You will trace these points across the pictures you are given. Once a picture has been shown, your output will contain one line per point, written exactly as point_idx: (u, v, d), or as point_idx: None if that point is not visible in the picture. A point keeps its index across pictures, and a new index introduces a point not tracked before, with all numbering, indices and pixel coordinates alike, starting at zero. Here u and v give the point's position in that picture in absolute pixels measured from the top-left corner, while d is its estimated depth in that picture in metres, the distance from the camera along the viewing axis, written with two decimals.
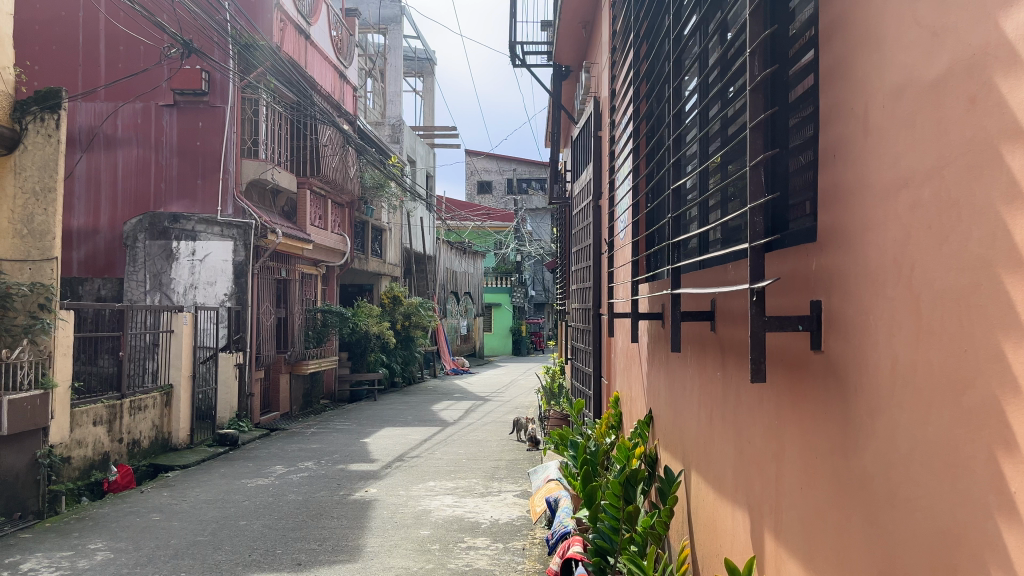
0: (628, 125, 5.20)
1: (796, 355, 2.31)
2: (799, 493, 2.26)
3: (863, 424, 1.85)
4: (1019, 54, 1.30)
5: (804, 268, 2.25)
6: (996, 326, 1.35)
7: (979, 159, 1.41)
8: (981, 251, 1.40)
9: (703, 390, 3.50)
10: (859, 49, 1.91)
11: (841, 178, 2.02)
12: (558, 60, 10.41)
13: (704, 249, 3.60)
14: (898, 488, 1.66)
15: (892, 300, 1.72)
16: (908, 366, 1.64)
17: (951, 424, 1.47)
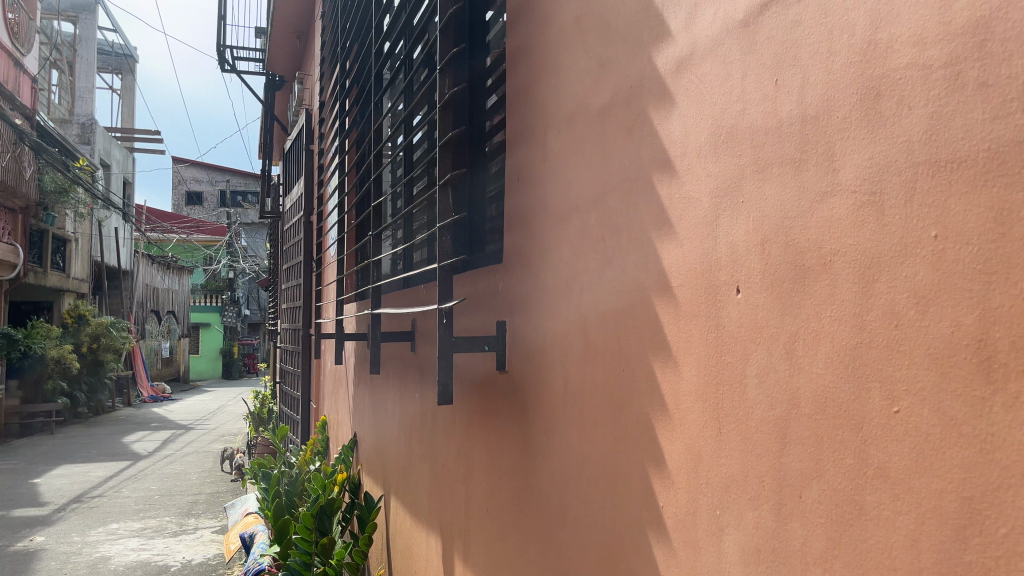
0: (336, 140, 5.06)
1: (483, 376, 2.30)
2: (484, 513, 2.25)
3: (539, 444, 1.87)
4: (666, 86, 1.37)
5: (492, 290, 2.26)
6: (648, 347, 1.40)
7: (635, 185, 1.47)
8: (637, 275, 1.45)
9: (402, 411, 3.44)
10: (540, 77, 1.96)
11: (525, 200, 2.05)
12: (273, 68, 9.96)
13: (407, 267, 3.53)
14: (569, 507, 1.68)
15: (566, 321, 1.76)
16: (577, 389, 1.68)
17: (614, 444, 1.51)
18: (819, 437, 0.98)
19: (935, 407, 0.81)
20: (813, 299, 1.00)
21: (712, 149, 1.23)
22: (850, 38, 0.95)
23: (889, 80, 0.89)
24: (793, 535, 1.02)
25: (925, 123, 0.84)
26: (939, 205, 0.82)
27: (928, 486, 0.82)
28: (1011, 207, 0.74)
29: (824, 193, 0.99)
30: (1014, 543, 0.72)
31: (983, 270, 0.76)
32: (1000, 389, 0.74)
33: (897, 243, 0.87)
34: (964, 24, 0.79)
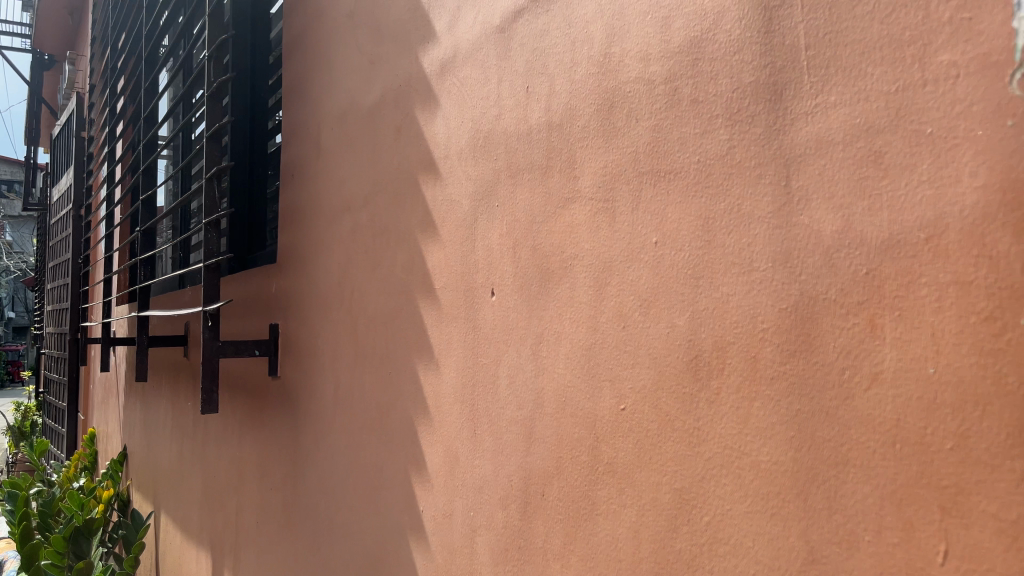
0: (106, 126, 4.64)
1: (256, 382, 2.19)
2: (255, 526, 2.13)
3: (309, 451, 1.80)
4: (431, 87, 1.36)
5: (265, 291, 2.15)
6: (412, 348, 1.39)
7: (401, 186, 1.45)
8: (403, 277, 1.43)
9: (174, 421, 3.20)
10: (314, 70, 1.89)
11: (298, 197, 1.97)
12: (39, 45, 9.01)
13: (181, 264, 3.28)
14: (337, 515, 1.63)
15: (336, 324, 1.70)
16: (346, 394, 1.63)
17: (379, 450, 1.48)
18: (559, 436, 1.01)
19: (654, 403, 0.86)
20: (556, 302, 1.03)
21: (471, 152, 1.23)
22: (589, 51, 0.98)
23: (620, 93, 0.93)
24: (536, 532, 1.04)
25: (650, 135, 0.88)
26: (659, 213, 0.87)
27: (647, 479, 0.86)
28: (715, 216, 0.80)
29: (567, 199, 1.02)
30: (713, 528, 0.78)
31: (693, 275, 0.82)
32: (705, 385, 0.80)
33: (626, 248, 0.91)
34: (680, 43, 0.84)
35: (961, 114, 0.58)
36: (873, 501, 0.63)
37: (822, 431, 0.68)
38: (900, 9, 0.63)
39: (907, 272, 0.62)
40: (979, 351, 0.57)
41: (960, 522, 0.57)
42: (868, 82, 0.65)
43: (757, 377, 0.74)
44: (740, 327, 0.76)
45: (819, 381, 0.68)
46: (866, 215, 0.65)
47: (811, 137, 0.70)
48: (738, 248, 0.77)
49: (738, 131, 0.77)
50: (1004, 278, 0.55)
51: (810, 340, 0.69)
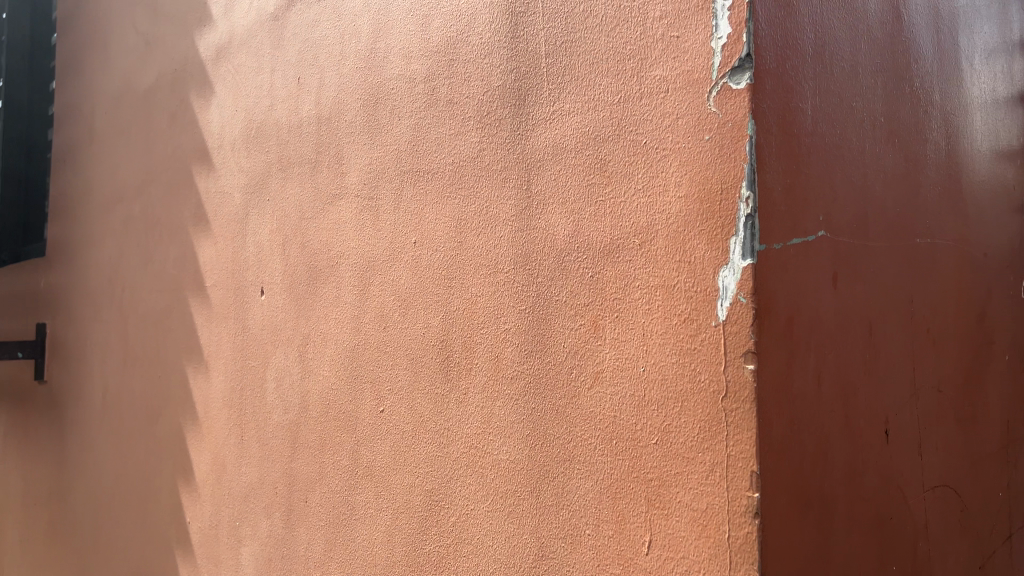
0: None
1: (20, 386, 1.98)
2: (16, 545, 1.93)
3: (76, 461, 1.65)
4: (206, 73, 1.29)
5: (32, 286, 1.95)
6: (182, 351, 1.30)
7: (175, 177, 1.36)
8: (175, 274, 1.34)
9: None
10: (87, 48, 1.74)
11: (69, 185, 1.80)
12: None
13: None
14: (103, 531, 1.50)
15: (106, 322, 1.58)
16: (115, 401, 1.51)
17: (147, 460, 1.38)
18: (321, 440, 0.98)
19: (408, 404, 0.85)
20: (322, 301, 1.00)
21: (244, 144, 1.18)
22: (355, 45, 0.96)
23: (384, 90, 0.91)
24: (299, 540, 1.00)
25: (410, 133, 0.87)
26: (416, 213, 0.86)
27: (401, 481, 0.86)
28: (465, 217, 0.80)
29: (333, 197, 0.99)
30: (458, 529, 0.78)
31: (445, 276, 0.82)
32: (453, 385, 0.80)
33: (386, 248, 0.90)
34: (437, 43, 0.84)
35: (670, 128, 0.62)
36: (593, 495, 0.66)
37: (553, 430, 0.70)
38: (621, 25, 0.66)
39: (625, 276, 0.65)
40: (681, 350, 0.61)
41: (662, 513, 0.61)
42: (595, 92, 0.68)
43: (499, 377, 0.75)
44: (484, 328, 0.77)
45: (551, 381, 0.70)
46: (593, 220, 0.68)
47: (548, 143, 0.72)
48: (484, 249, 0.77)
49: (487, 133, 0.78)
50: (702, 282, 0.60)
51: (543, 341, 0.71)
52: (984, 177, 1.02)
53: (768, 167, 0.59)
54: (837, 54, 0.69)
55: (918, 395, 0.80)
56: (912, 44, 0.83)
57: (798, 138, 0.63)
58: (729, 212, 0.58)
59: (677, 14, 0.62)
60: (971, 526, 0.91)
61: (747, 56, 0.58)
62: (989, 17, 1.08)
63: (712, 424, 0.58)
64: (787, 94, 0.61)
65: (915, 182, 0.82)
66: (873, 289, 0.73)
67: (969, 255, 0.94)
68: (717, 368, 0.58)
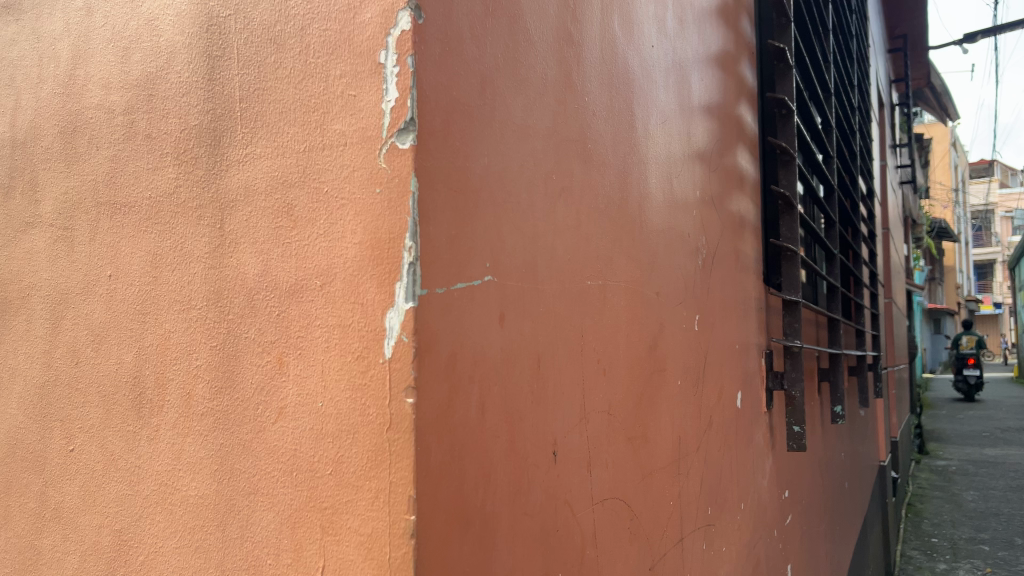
0: None
1: None
2: None
3: None
4: None
5: None
6: None
7: None
8: None
9: None
10: None
11: None
12: None
13: None
14: None
15: None
16: None
17: None
18: (9, 483, 0.92)
19: (100, 442, 0.83)
20: (12, 335, 0.94)
21: None
22: (57, 69, 0.93)
23: (83, 120, 0.89)
24: None
25: (108, 165, 0.86)
26: (112, 247, 0.84)
27: (91, 523, 0.83)
28: (161, 252, 0.80)
29: (27, 225, 0.94)
30: (146, 566, 0.78)
31: (140, 309, 0.81)
32: (147, 422, 0.79)
33: (82, 278, 0.87)
34: (138, 77, 0.84)
35: (348, 179, 0.67)
36: (274, 527, 0.69)
37: (238, 463, 0.72)
38: (307, 78, 0.70)
39: (307, 315, 0.69)
40: (355, 385, 0.65)
41: (334, 540, 0.65)
42: (283, 138, 0.72)
43: (190, 413, 0.76)
44: (177, 363, 0.77)
45: (239, 416, 0.72)
46: (279, 260, 0.71)
47: (241, 184, 0.74)
48: (179, 285, 0.78)
49: (183, 171, 0.79)
50: (373, 322, 0.65)
51: (231, 376, 0.73)
52: (659, 228, 1.18)
53: (433, 220, 0.65)
54: (507, 121, 0.78)
55: (588, 418, 0.92)
56: (586, 111, 0.96)
57: (468, 191, 0.70)
58: (395, 259, 0.64)
59: (355, 74, 0.68)
60: (641, 532, 1.05)
61: (410, 120, 0.64)
62: (667, 87, 1.26)
63: (378, 453, 0.63)
64: (454, 154, 0.69)
65: (588, 234, 0.94)
66: (544, 327, 0.83)
67: (642, 295, 1.10)
68: (384, 403, 0.63)
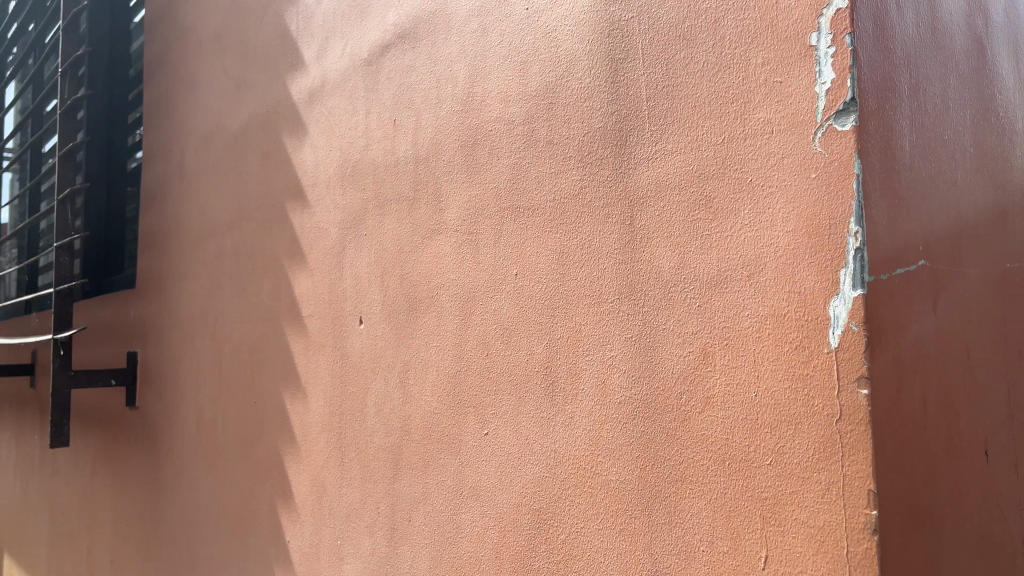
0: None
1: (112, 415, 2.10)
2: (108, 564, 2.05)
3: (171, 480, 1.74)
4: (299, 115, 1.36)
5: (126, 320, 2.07)
6: (280, 379, 1.37)
7: (270, 213, 1.43)
8: (269, 304, 1.42)
9: (19, 460, 2.98)
10: (177, 90, 1.84)
11: (163, 222, 1.89)
12: None
13: (31, 288, 2.98)
14: (199, 552, 1.59)
15: (199, 352, 1.67)
16: (209, 423, 1.60)
17: (242, 482, 1.46)
18: (425, 461, 1.03)
19: (513, 427, 0.90)
20: (421, 331, 1.06)
21: (339, 183, 1.25)
22: (453, 89, 1.02)
23: (482, 132, 0.97)
24: (403, 557, 1.06)
25: (509, 172, 0.93)
26: (518, 247, 0.91)
27: (509, 500, 0.90)
28: (568, 250, 0.85)
29: (432, 231, 1.05)
30: (569, 546, 0.83)
31: (550, 305, 0.87)
32: (561, 410, 0.84)
33: (488, 278, 0.95)
34: (537, 88, 0.89)
35: (775, 166, 0.66)
36: (706, 515, 0.70)
37: (662, 452, 0.74)
38: (722, 70, 0.71)
39: (734, 306, 0.69)
40: (794, 375, 0.64)
41: (778, 531, 0.65)
42: (699, 132, 0.72)
43: (607, 401, 0.79)
44: (590, 355, 0.81)
45: (661, 406, 0.74)
46: (698, 254, 0.72)
47: (652, 181, 0.76)
48: (589, 281, 0.82)
49: (587, 172, 0.83)
50: (812, 312, 0.63)
51: (652, 368, 0.75)
52: None
53: (874, 203, 0.62)
54: (932, 92, 0.72)
55: (1013, 416, 0.83)
56: (997, 77, 0.86)
57: (900, 173, 0.66)
58: (838, 246, 0.62)
59: (780, 60, 0.67)
60: None
61: (851, 100, 0.61)
62: None
63: (825, 444, 0.62)
64: (888, 132, 0.65)
65: (1004, 213, 0.85)
66: (971, 316, 0.76)
67: None
68: (831, 395, 0.61)
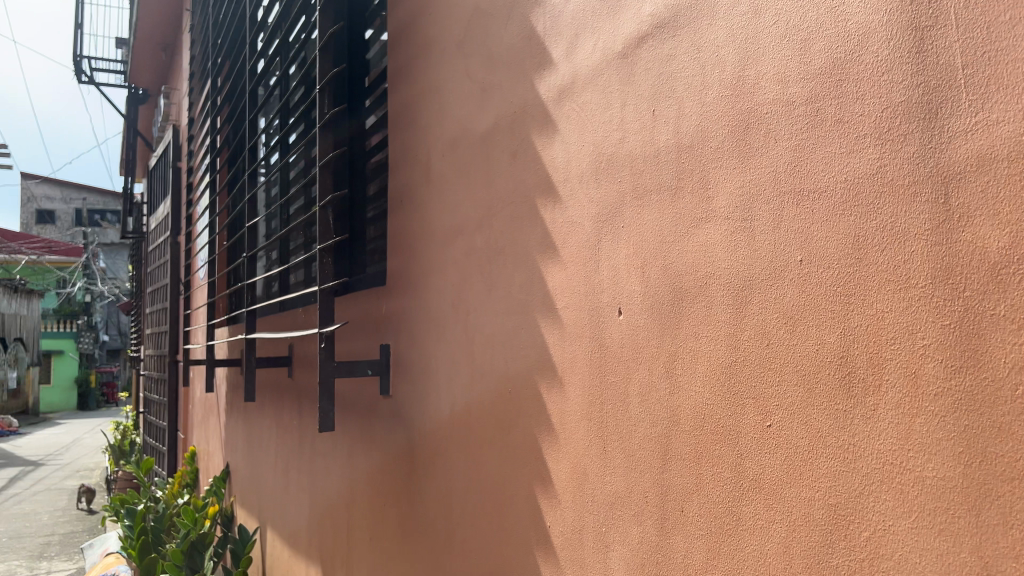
0: (206, 157, 4.82)
1: (367, 402, 2.28)
2: (367, 540, 2.23)
3: (426, 463, 1.86)
4: (549, 113, 1.40)
5: (378, 314, 2.24)
6: (535, 368, 1.42)
7: (520, 209, 1.49)
8: (522, 297, 1.48)
9: (280, 442, 3.33)
10: (422, 98, 1.97)
11: (411, 222, 2.02)
12: (136, 81, 9.95)
13: (285, 289, 3.38)
14: (456, 532, 1.69)
15: (450, 343, 1.77)
16: (463, 412, 1.69)
17: (498, 467, 1.54)
18: (697, 452, 1.02)
19: (802, 419, 0.87)
20: (690, 321, 1.05)
21: (593, 177, 1.27)
22: (720, 73, 1.00)
23: (756, 115, 0.94)
24: (676, 548, 1.06)
25: (790, 155, 0.89)
26: (801, 232, 0.88)
27: (798, 494, 0.87)
28: (865, 234, 0.80)
29: (698, 220, 1.03)
30: (874, 544, 0.79)
31: (842, 291, 0.83)
32: (860, 401, 0.80)
33: (767, 266, 0.92)
34: (823, 65, 0.86)
35: None
36: None
37: (992, 448, 0.68)
38: None
39: None
40: None
41: None
42: None
43: (920, 393, 0.74)
44: (896, 343, 0.77)
45: (990, 399, 0.69)
46: None
47: (972, 155, 0.71)
48: (893, 265, 0.77)
49: (889, 150, 0.78)
50: None
51: (977, 357, 0.70)
52: None
53: None
54: None
55: None
56: None
57: None
58: None
59: None
60: None
61: None
62: None
63: None
64: None
65: None
66: None
67: None
68: None
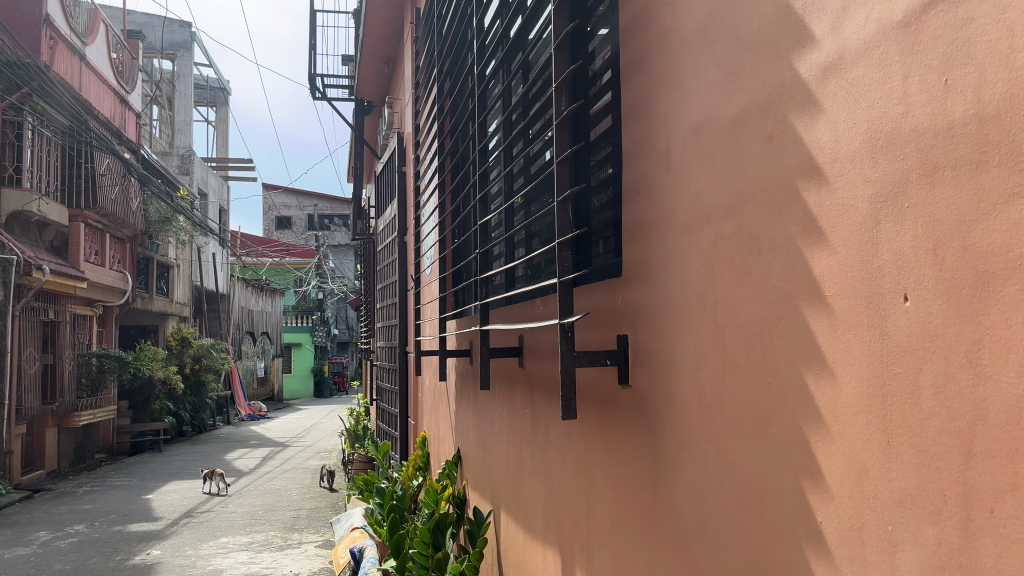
0: (433, 161, 5.12)
1: (605, 392, 2.32)
2: (608, 528, 2.26)
3: (673, 454, 1.85)
4: (811, 93, 1.34)
5: (615, 305, 2.26)
6: (798, 359, 1.37)
7: (777, 194, 1.44)
8: (781, 285, 1.43)
9: (511, 430, 3.47)
10: (659, 87, 1.96)
11: (650, 212, 2.02)
12: (362, 94, 10.73)
13: (511, 284, 3.56)
14: (709, 524, 1.67)
15: (697, 333, 1.75)
16: (714, 402, 1.67)
17: (756, 460, 1.50)
18: (1013, 449, 0.94)
19: None
20: (999, 306, 0.96)
21: (868, 156, 1.20)
22: None
23: None
24: (985, 552, 0.98)
25: None
26: None
27: None
28: None
29: (1010, 196, 0.95)
30: None
31: None
32: None
33: None
34: None
35: None
36: None
37: None
38: None
39: None
40: None
41: None
42: None
43: None
44: None
45: None
46: None
47: None
48: None
49: None
50: None
51: None
52: None
53: None
54: None
55: None
56: None
57: None
58: None
59: None
60: None
61: None
62: None
63: None
64: None
65: None
66: None
67: None
68: None
